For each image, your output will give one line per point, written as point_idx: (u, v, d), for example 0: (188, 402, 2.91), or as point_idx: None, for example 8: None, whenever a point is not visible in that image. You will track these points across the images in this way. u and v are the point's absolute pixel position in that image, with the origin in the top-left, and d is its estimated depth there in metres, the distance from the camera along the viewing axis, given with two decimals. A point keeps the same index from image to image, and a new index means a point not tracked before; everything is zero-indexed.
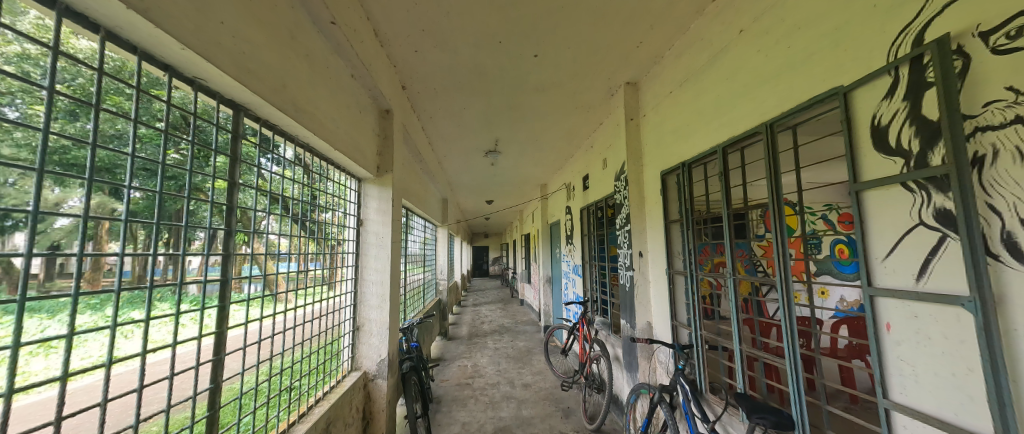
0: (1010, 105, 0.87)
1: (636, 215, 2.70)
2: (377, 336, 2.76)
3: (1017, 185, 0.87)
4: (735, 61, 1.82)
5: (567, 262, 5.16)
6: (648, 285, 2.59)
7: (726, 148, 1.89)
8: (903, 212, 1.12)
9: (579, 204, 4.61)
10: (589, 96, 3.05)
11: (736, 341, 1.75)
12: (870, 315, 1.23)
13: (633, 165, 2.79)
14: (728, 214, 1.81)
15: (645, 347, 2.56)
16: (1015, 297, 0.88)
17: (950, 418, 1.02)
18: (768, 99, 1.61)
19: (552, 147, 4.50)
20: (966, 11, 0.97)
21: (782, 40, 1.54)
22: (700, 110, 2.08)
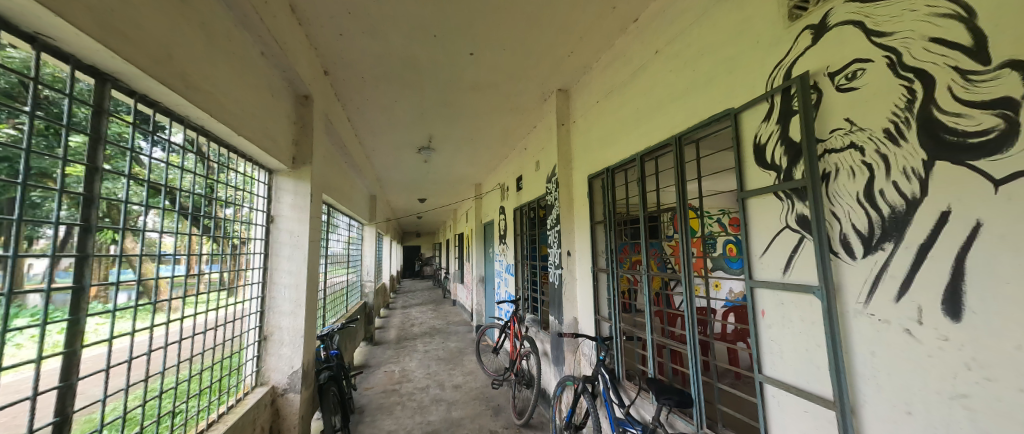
0: (848, 132, 1.13)
1: (566, 216, 2.82)
2: (290, 346, 2.41)
3: (851, 196, 1.12)
4: (651, 79, 2.01)
5: (500, 262, 5.20)
6: (575, 282, 2.73)
7: (643, 156, 2.05)
8: (775, 216, 1.35)
9: (512, 204, 4.66)
10: (524, 99, 3.09)
11: (648, 331, 1.92)
12: (751, 304, 1.45)
13: (563, 169, 2.91)
14: (644, 216, 1.98)
15: (571, 341, 2.69)
16: (849, 285, 1.13)
17: (803, 385, 1.26)
18: (677, 115, 1.80)
19: (487, 147, 4.48)
20: (819, 56, 1.20)
21: (690, 64, 1.74)
22: (623, 121, 2.24)
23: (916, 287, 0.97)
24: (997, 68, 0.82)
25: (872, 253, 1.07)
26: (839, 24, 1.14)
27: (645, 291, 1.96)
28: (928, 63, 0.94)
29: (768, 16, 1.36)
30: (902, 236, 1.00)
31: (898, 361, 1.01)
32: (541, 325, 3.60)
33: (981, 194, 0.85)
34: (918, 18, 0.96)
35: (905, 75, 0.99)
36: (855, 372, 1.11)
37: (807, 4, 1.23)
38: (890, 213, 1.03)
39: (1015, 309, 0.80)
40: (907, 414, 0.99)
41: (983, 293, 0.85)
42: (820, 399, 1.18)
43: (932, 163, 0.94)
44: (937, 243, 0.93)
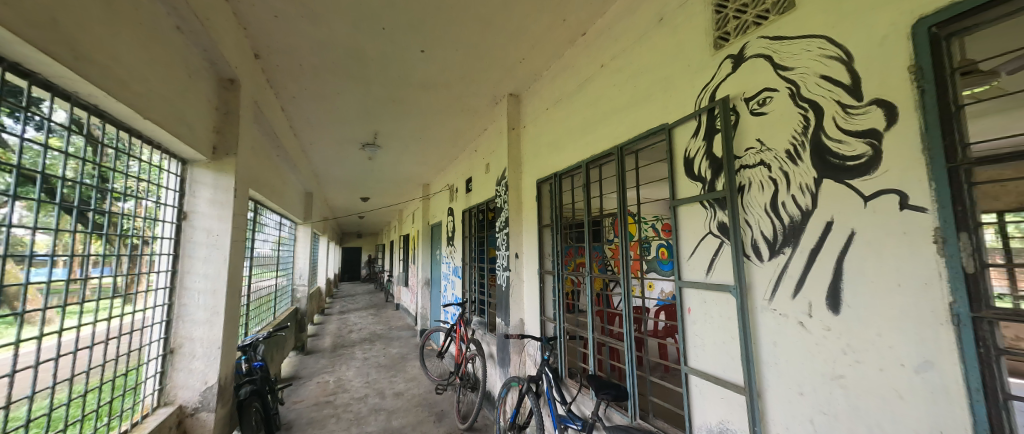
0: (759, 151, 1.30)
1: (514, 219, 2.84)
2: (204, 359, 2.07)
3: (760, 206, 1.29)
4: (596, 91, 2.11)
5: (447, 264, 5.08)
6: (522, 284, 2.76)
7: (589, 163, 2.14)
8: (700, 223, 1.50)
9: (461, 206, 4.58)
10: (475, 101, 3.06)
11: (590, 329, 2.00)
12: (679, 302, 1.59)
13: (513, 173, 2.94)
14: (588, 220, 2.07)
15: (517, 342, 2.71)
16: (758, 284, 1.30)
17: (720, 373, 1.40)
18: (619, 127, 1.91)
19: (435, 147, 4.36)
20: (737, 83, 1.36)
21: (631, 80, 1.86)
22: (571, 129, 2.33)
23: (808, 286, 1.16)
24: (868, 104, 1.02)
25: (776, 256, 1.25)
26: (753, 56, 1.31)
27: (587, 292, 2.04)
28: (820, 96, 1.13)
29: (697, 43, 1.51)
30: (798, 242, 1.19)
31: (795, 348, 1.18)
32: (488, 327, 3.59)
33: (856, 207, 1.04)
34: (812, 57, 1.14)
35: (802, 105, 1.18)
36: (761, 360, 1.28)
37: (729, 36, 1.39)
38: (789, 222, 1.21)
39: (879, 303, 0.99)
40: (800, 394, 1.17)
41: (855, 290, 1.04)
42: (732, 385, 1.33)
43: (821, 181, 1.13)
44: (824, 247, 1.12)
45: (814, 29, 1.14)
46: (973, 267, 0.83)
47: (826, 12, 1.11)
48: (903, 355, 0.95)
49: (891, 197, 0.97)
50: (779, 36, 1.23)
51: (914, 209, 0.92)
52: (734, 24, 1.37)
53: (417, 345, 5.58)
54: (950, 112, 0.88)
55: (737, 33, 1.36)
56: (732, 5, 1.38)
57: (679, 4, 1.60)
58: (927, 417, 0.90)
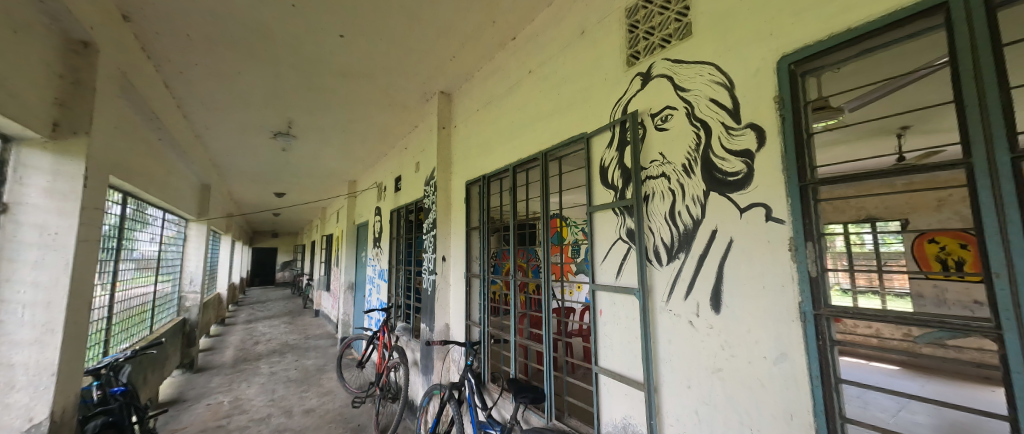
0: (660, 163, 1.41)
1: (442, 220, 2.76)
2: (28, 390, 1.63)
3: (661, 214, 1.40)
4: (524, 96, 2.13)
5: (373, 267, 4.80)
6: (449, 288, 2.70)
7: (516, 167, 2.15)
8: (612, 228, 1.58)
9: (389, 205, 4.35)
10: (404, 96, 2.92)
11: (512, 332, 1.99)
12: (591, 304, 1.65)
13: (442, 174, 2.85)
14: (514, 223, 2.07)
15: (441, 348, 2.63)
16: (657, 286, 1.40)
17: (625, 372, 1.49)
18: (543, 133, 1.95)
19: (361, 142, 4.07)
20: (645, 98, 1.46)
21: (555, 88, 1.91)
22: (499, 131, 2.33)
23: (696, 289, 1.28)
24: (745, 127, 1.15)
25: (672, 260, 1.36)
26: (658, 76, 1.42)
27: (512, 295, 2.03)
28: (709, 117, 1.25)
29: (613, 58, 1.60)
30: (689, 247, 1.30)
31: (685, 345, 1.30)
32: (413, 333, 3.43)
33: (733, 217, 1.18)
34: (704, 82, 1.27)
35: (695, 124, 1.30)
36: (659, 357, 1.38)
37: (639, 55, 1.49)
38: (684, 229, 1.32)
39: (749, 302, 1.13)
40: (688, 387, 1.28)
41: (732, 291, 1.17)
42: (634, 382, 1.42)
43: (708, 193, 1.26)
44: (709, 253, 1.24)
45: (706, 57, 1.27)
46: (816, 271, 0.99)
47: (716, 42, 1.25)
48: (765, 348, 1.08)
49: (758, 209, 1.11)
50: (679, 59, 1.35)
51: (776, 220, 1.07)
52: (643, 45, 1.47)
53: (337, 355, 5.16)
54: (802, 139, 1.03)
55: (645, 53, 1.46)
56: (642, 26, 1.48)
57: (598, 20, 1.69)
58: (781, 402, 1.04)
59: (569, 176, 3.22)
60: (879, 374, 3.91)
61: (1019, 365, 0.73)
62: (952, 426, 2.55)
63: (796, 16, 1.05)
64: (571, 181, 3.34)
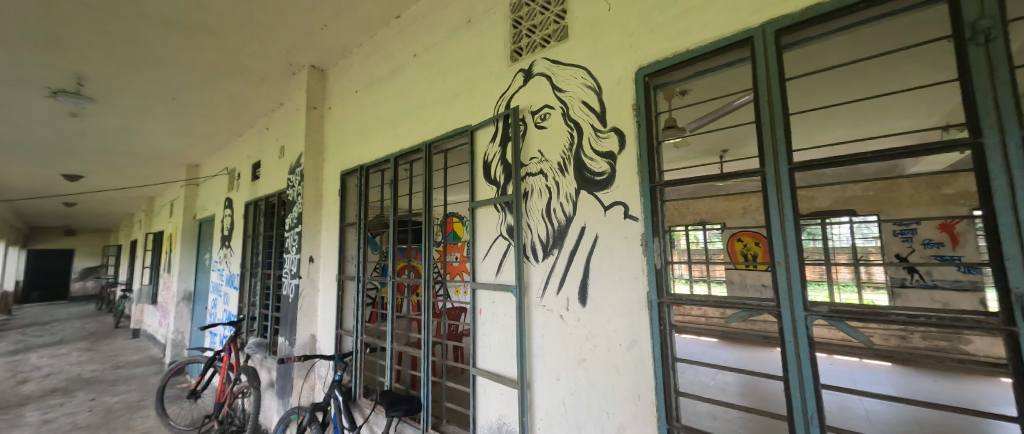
0: (539, 161, 1.42)
1: (310, 216, 2.41)
2: None
3: (540, 210, 1.41)
4: (408, 80, 1.97)
5: (221, 271, 3.97)
6: (317, 293, 2.41)
7: (397, 158, 1.96)
8: (494, 225, 1.54)
9: (244, 196, 3.64)
10: (265, 63, 2.43)
11: (389, 339, 1.81)
12: (471, 304, 1.59)
13: (312, 161, 2.50)
14: (394, 220, 1.89)
15: (303, 365, 2.30)
16: (533, 282, 1.42)
17: (501, 371, 1.46)
18: (427, 122, 1.82)
19: (203, 115, 3.28)
20: (527, 95, 1.47)
21: (440, 76, 1.80)
22: (380, 118, 2.11)
23: (567, 284, 1.32)
24: (609, 130, 1.22)
25: (547, 256, 1.38)
26: (538, 74, 1.43)
27: (389, 297, 1.85)
28: (581, 118, 1.30)
29: (497, 51, 1.57)
30: (561, 243, 1.34)
31: (555, 339, 1.33)
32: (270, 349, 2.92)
33: (598, 215, 1.24)
34: (578, 84, 1.32)
35: (570, 124, 1.34)
36: (533, 353, 1.39)
37: (521, 52, 1.49)
38: (558, 225, 1.36)
39: (609, 295, 1.20)
40: (557, 380, 1.31)
41: (596, 284, 1.24)
42: (509, 380, 1.40)
43: (578, 191, 1.31)
44: (578, 249, 1.29)
45: (579, 60, 1.32)
46: (660, 263, 1.09)
47: (587, 48, 1.31)
48: (620, 336, 1.16)
49: (619, 207, 1.19)
50: (557, 60, 1.38)
51: (632, 218, 1.16)
52: (525, 41, 1.47)
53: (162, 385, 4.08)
54: (653, 144, 1.13)
55: (527, 50, 1.47)
56: (525, 23, 1.49)
57: (483, 11, 1.64)
58: (632, 385, 1.13)
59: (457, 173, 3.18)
60: (705, 346, 4.89)
61: (790, 335, 0.91)
62: (748, 380, 3.27)
63: (649, 33, 1.16)
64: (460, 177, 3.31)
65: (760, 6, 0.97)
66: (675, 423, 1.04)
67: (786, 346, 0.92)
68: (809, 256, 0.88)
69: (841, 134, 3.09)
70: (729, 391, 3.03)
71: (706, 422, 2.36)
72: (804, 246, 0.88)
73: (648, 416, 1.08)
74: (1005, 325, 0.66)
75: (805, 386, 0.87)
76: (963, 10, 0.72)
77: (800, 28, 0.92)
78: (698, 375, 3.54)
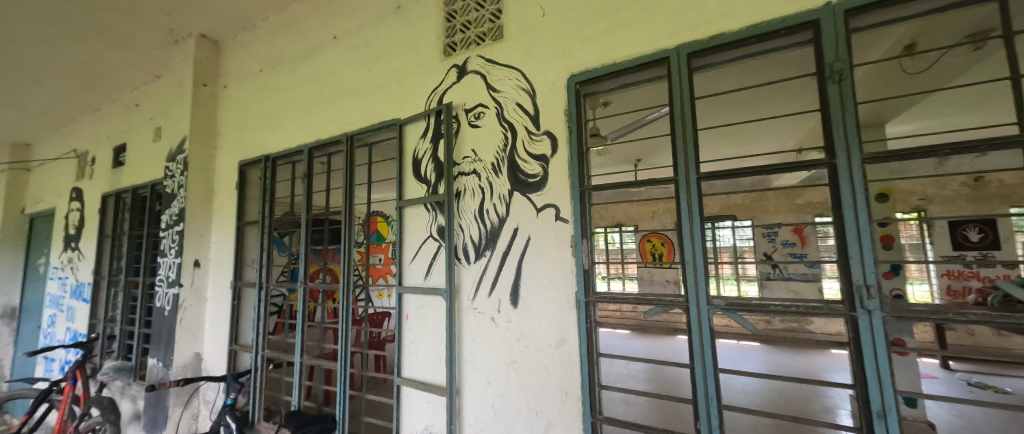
0: (473, 160, 1.39)
1: (195, 213, 2.05)
2: None
3: (473, 210, 1.38)
4: (326, 64, 1.77)
5: (60, 282, 3.14)
6: (204, 304, 2.06)
7: (312, 150, 1.75)
8: (423, 225, 1.46)
9: (99, 187, 2.92)
10: (133, 24, 1.97)
11: (298, 353, 1.60)
12: (397, 309, 1.48)
13: (200, 147, 2.12)
14: (307, 219, 1.69)
15: (183, 390, 1.95)
16: (465, 284, 1.37)
17: (429, 379, 1.39)
18: (349, 112, 1.65)
19: (34, 80, 2.54)
20: (460, 92, 1.42)
21: (364, 62, 1.65)
22: (292, 103, 1.86)
23: (499, 286, 1.30)
24: (543, 133, 1.24)
25: (479, 258, 1.35)
26: (472, 71, 1.40)
27: (298, 305, 1.64)
28: (516, 120, 1.30)
29: (429, 43, 1.49)
30: (494, 245, 1.33)
31: (486, 341, 1.31)
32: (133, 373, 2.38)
33: (531, 216, 1.25)
34: (512, 86, 1.31)
35: (504, 125, 1.33)
36: (463, 357, 1.34)
37: (455, 47, 1.44)
38: (491, 226, 1.34)
39: (540, 295, 1.22)
40: (487, 384, 1.29)
41: (528, 286, 1.25)
42: (436, 388, 1.33)
43: (511, 193, 1.30)
44: (511, 250, 1.29)
45: (514, 62, 1.32)
46: (587, 264, 1.14)
47: (522, 50, 1.31)
48: (550, 335, 1.19)
49: (551, 210, 1.21)
50: (491, 59, 1.36)
51: (562, 220, 1.19)
52: (459, 37, 1.43)
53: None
54: (582, 149, 1.17)
55: (461, 46, 1.42)
56: (459, 18, 1.44)
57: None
58: (560, 383, 1.16)
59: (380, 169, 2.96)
60: (620, 337, 5.36)
61: (696, 326, 1.02)
62: (653, 367, 3.49)
63: (580, 42, 1.21)
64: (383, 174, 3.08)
65: (674, 30, 1.07)
66: (599, 416, 1.09)
67: (692, 336, 1.03)
68: (711, 256, 1.00)
69: (726, 152, 3.65)
70: (639, 377, 3.28)
71: (621, 408, 2.55)
72: (707, 247, 1.01)
73: (574, 412, 1.12)
74: (847, 310, 0.86)
75: (706, 370, 0.99)
76: (824, 54, 0.89)
77: (707, 54, 1.04)
78: (613, 364, 3.74)
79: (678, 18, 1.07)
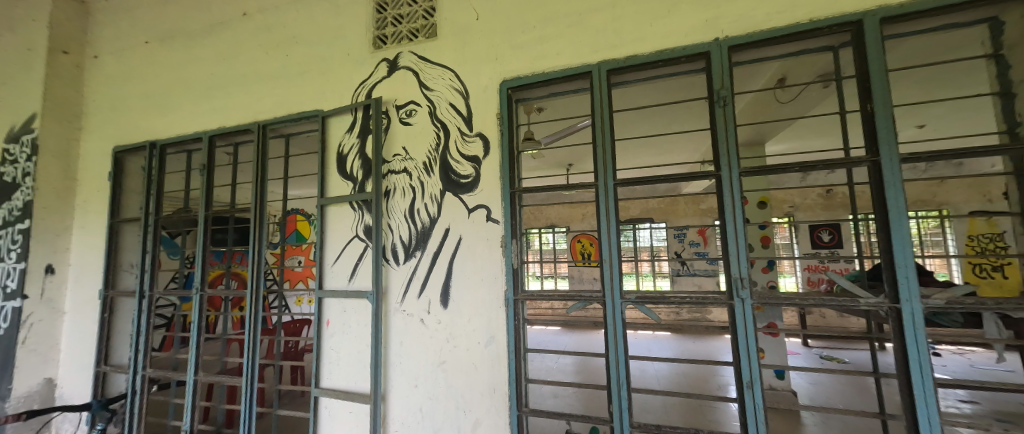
0: (403, 159, 1.35)
1: (47, 208, 1.67)
2: None
3: (403, 210, 1.34)
4: (234, 42, 1.57)
5: None
6: (62, 320, 1.71)
7: (214, 138, 1.54)
8: (348, 225, 1.38)
9: None
10: None
11: (191, 370, 1.40)
12: (316, 315, 1.37)
13: (56, 127, 1.73)
14: (207, 217, 1.49)
15: (28, 425, 1.60)
16: (394, 286, 1.33)
17: (351, 387, 1.31)
18: (261, 99, 1.49)
19: None
20: (392, 87, 1.37)
21: (281, 45, 1.50)
22: (189, 82, 1.62)
23: (429, 287, 1.28)
24: (475, 135, 1.26)
25: (409, 259, 1.32)
26: (404, 67, 1.36)
27: (192, 315, 1.44)
28: (448, 120, 1.30)
29: (356, 33, 1.42)
30: (424, 245, 1.30)
31: (414, 344, 1.28)
32: None
33: (462, 216, 1.26)
34: (446, 86, 1.31)
35: (436, 124, 1.32)
36: (390, 362, 1.30)
37: (386, 40, 1.38)
38: (422, 226, 1.31)
39: (470, 295, 1.23)
40: (414, 387, 1.26)
41: (459, 286, 1.25)
42: (359, 396, 1.26)
43: (443, 193, 1.29)
44: (442, 251, 1.28)
45: (448, 62, 1.31)
46: (516, 263, 1.19)
47: (455, 50, 1.31)
48: (479, 334, 1.21)
49: (482, 211, 1.23)
50: (424, 57, 1.34)
51: (493, 220, 1.22)
52: (391, 30, 1.38)
53: None
54: (513, 153, 1.22)
55: (392, 40, 1.37)
56: (390, 10, 1.39)
57: None
58: (488, 380, 1.18)
59: (299, 162, 2.70)
60: (553, 332, 5.60)
61: (611, 318, 1.12)
62: (582, 360, 3.68)
63: (512, 49, 1.25)
64: (303, 167, 2.82)
65: (595, 47, 1.16)
66: (524, 409, 1.14)
67: (607, 329, 1.12)
68: (624, 255, 1.11)
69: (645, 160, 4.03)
70: (568, 370, 3.45)
71: (550, 401, 2.68)
72: (621, 246, 1.11)
73: (501, 407, 1.15)
74: (727, 299, 1.02)
75: (619, 358, 1.09)
76: (713, 82, 1.04)
77: (623, 73, 1.15)
78: (545, 359, 3.87)
79: (599, 37, 1.17)
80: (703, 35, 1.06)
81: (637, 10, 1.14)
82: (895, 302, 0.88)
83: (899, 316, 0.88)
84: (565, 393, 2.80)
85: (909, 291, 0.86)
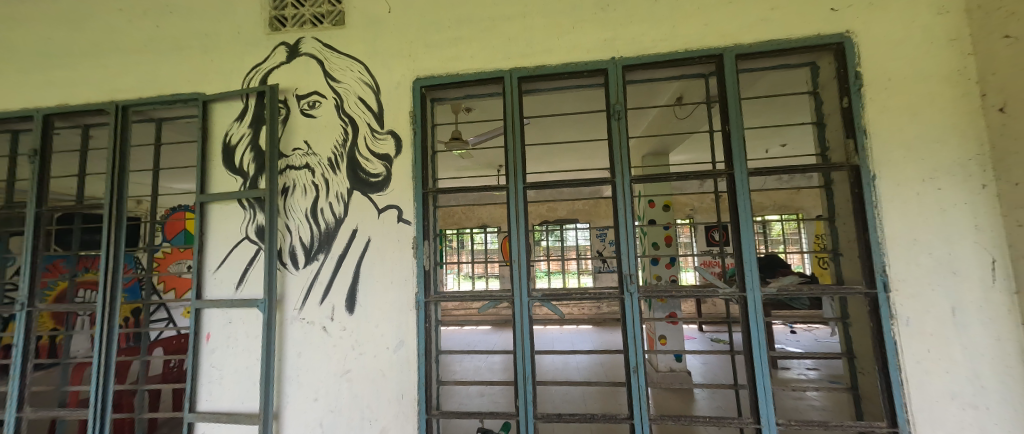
0: (305, 153, 1.24)
1: None
2: None
3: (304, 209, 1.23)
4: (83, 3, 1.30)
5: None
6: None
7: (53, 117, 1.27)
8: (235, 225, 1.23)
9: None
10: None
11: (12, 407, 1.14)
12: (193, 329, 1.19)
13: None
14: (37, 216, 1.21)
15: None
16: (292, 292, 1.22)
17: (237, 407, 1.17)
18: (122, 75, 1.26)
19: None
20: (292, 74, 1.25)
21: (150, 14, 1.28)
22: (16, 46, 1.31)
23: (333, 291, 1.20)
24: (386, 132, 1.21)
25: (309, 263, 1.22)
26: (306, 54, 1.25)
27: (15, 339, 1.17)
28: (357, 114, 1.23)
29: (250, 10, 1.27)
30: (328, 248, 1.22)
31: (315, 355, 1.19)
32: None
33: (372, 217, 1.20)
34: (354, 79, 1.24)
35: (343, 118, 1.24)
36: (286, 376, 1.18)
37: (285, 22, 1.26)
38: (326, 227, 1.22)
39: (379, 298, 1.18)
40: (314, 400, 1.17)
41: (367, 290, 1.19)
42: (246, 417, 1.13)
43: (351, 192, 1.22)
44: (348, 253, 1.20)
45: (357, 53, 1.24)
46: (428, 265, 1.18)
47: (366, 42, 1.25)
48: (388, 339, 1.16)
49: (392, 211, 1.19)
50: (330, 45, 1.25)
51: (404, 221, 1.18)
52: (291, 12, 1.26)
53: None
54: (425, 153, 1.20)
55: (293, 23, 1.26)
56: None
57: None
58: (396, 386, 1.14)
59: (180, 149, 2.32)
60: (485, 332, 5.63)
61: (519, 316, 1.16)
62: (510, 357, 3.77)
63: (425, 48, 1.23)
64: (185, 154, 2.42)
65: (506, 54, 1.20)
66: (433, 412, 1.13)
67: (516, 326, 1.16)
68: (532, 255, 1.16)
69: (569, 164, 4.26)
70: (496, 368, 3.51)
71: (476, 400, 2.64)
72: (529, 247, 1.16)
73: (409, 412, 1.13)
74: (619, 294, 1.13)
75: (525, 354, 1.14)
76: (610, 96, 1.14)
77: (532, 81, 1.21)
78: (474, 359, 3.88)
79: (510, 44, 1.20)
80: (601, 53, 1.16)
81: (544, 22, 1.20)
82: (743, 291, 1.06)
83: (745, 303, 1.05)
84: (489, 392, 2.84)
85: (752, 282, 1.03)
